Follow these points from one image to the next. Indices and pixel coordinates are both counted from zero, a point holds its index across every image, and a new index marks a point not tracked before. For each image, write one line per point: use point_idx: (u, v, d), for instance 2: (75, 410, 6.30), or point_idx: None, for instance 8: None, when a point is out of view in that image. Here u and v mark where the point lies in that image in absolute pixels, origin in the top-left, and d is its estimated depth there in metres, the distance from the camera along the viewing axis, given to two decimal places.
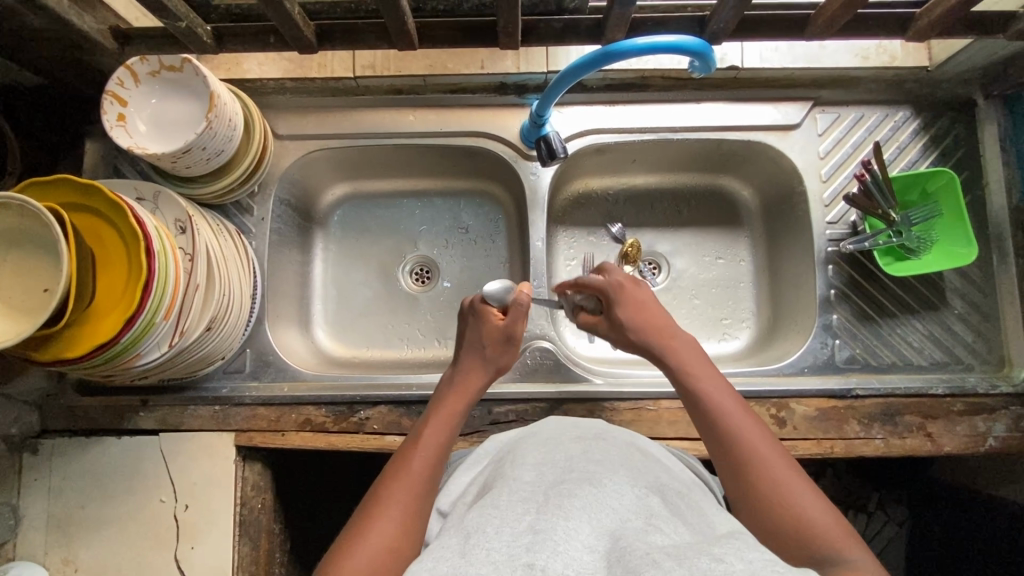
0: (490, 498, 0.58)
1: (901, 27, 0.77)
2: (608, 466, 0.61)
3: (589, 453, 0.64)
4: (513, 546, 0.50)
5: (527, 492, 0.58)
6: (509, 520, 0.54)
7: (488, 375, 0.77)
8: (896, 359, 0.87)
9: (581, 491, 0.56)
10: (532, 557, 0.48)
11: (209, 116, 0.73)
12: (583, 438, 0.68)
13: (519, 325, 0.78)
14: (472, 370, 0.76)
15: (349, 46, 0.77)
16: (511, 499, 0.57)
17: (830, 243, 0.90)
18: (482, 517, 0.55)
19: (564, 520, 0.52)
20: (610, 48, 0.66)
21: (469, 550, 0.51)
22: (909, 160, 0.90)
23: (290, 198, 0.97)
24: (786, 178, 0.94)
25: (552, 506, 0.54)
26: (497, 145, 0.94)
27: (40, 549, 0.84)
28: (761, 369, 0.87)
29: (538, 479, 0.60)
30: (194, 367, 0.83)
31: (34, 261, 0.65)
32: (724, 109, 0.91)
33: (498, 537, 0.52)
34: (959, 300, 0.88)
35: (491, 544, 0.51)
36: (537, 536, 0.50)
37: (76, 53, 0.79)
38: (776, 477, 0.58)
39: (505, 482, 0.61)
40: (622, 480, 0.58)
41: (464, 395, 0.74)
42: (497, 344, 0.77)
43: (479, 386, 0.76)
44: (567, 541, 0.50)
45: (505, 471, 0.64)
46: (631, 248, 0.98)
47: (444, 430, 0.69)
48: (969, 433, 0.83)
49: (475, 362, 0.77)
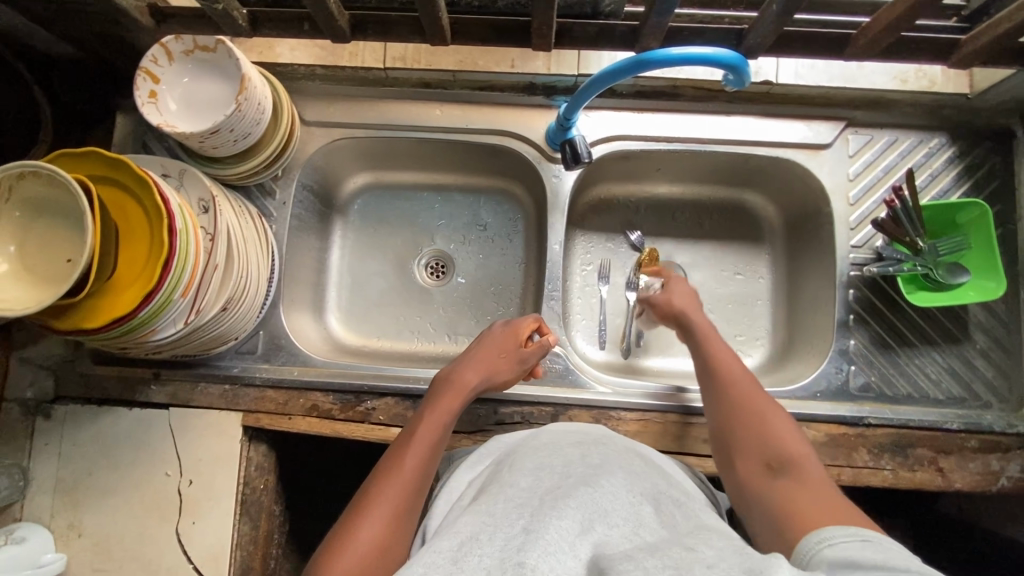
0: (484, 503, 0.59)
1: (945, 53, 0.75)
2: (605, 470, 0.62)
3: (588, 457, 0.65)
4: (504, 550, 0.51)
5: (523, 497, 0.58)
6: (501, 526, 0.54)
7: (488, 379, 0.79)
8: (913, 391, 0.85)
9: (576, 492, 0.57)
10: (522, 558, 0.49)
11: (239, 98, 0.74)
12: (582, 443, 0.69)
13: (535, 359, 0.82)
14: (467, 368, 0.78)
15: (382, 37, 0.77)
16: (505, 505, 0.57)
17: (853, 267, 0.88)
18: (476, 523, 0.55)
19: (555, 520, 0.52)
20: (643, 57, 0.65)
21: (461, 558, 0.51)
22: (941, 189, 0.88)
23: (312, 184, 0.98)
24: (812, 197, 0.93)
25: (547, 508, 0.55)
26: (522, 145, 0.93)
27: (46, 512, 0.85)
28: (773, 390, 0.86)
29: (535, 486, 0.60)
30: (208, 344, 0.84)
31: (59, 231, 0.66)
32: (754, 124, 0.90)
33: (491, 542, 0.52)
34: (982, 335, 0.86)
35: (483, 550, 0.52)
36: (529, 536, 0.51)
37: (113, 28, 0.80)
38: (754, 431, 0.67)
39: (501, 487, 0.62)
40: (619, 483, 0.60)
41: (460, 395, 0.75)
42: (509, 355, 0.81)
43: (476, 386, 0.78)
44: (557, 542, 0.50)
45: (501, 475, 0.65)
46: (648, 257, 0.97)
47: (440, 427, 0.71)
48: (981, 471, 0.81)
49: (483, 362, 0.79)
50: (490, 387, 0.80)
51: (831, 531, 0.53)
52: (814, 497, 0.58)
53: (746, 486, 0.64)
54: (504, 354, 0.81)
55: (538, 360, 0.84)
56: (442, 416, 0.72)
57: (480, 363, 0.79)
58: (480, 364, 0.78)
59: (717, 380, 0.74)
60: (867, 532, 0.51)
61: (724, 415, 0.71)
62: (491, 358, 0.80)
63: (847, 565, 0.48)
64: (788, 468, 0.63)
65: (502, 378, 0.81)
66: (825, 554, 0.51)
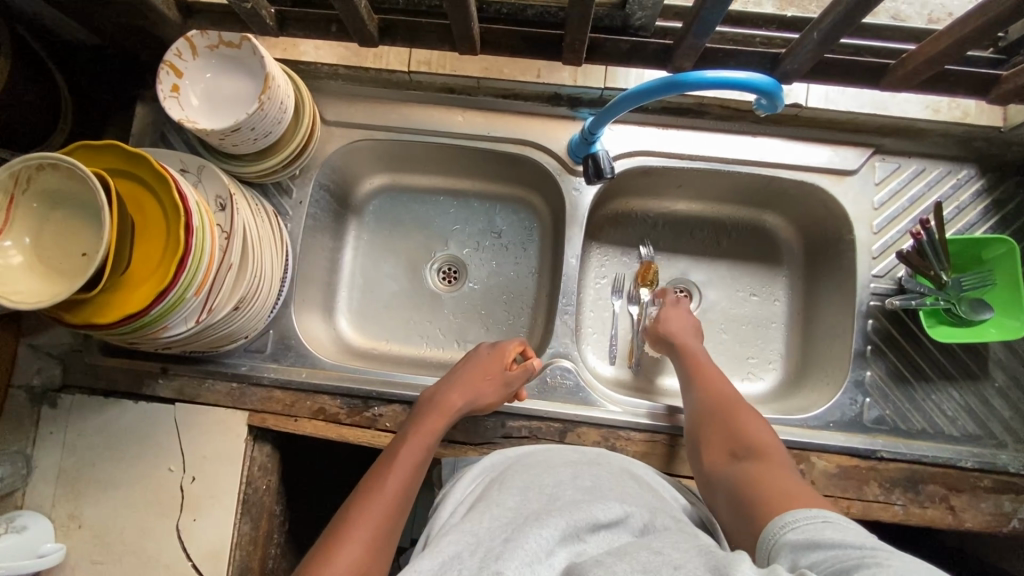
0: (472, 519, 0.60)
1: (984, 87, 0.73)
2: (597, 489, 0.62)
3: (579, 478, 0.65)
4: (483, 560, 0.53)
5: (507, 514, 0.59)
6: (484, 539, 0.56)
7: (473, 402, 0.79)
8: (927, 426, 0.84)
9: (564, 506, 0.58)
10: (501, 566, 0.51)
11: (263, 97, 0.73)
12: (575, 463, 0.69)
13: (519, 382, 0.82)
14: (454, 388, 0.79)
15: (410, 43, 0.76)
16: (491, 521, 0.59)
17: (874, 297, 0.87)
18: (460, 540, 0.57)
19: (537, 530, 0.55)
20: (677, 78, 0.64)
21: (442, 572, 0.53)
22: (967, 222, 0.87)
23: (329, 183, 0.97)
24: (834, 223, 0.91)
25: (530, 522, 0.56)
26: (543, 155, 0.92)
27: (47, 501, 0.85)
28: (786, 418, 0.85)
29: (521, 502, 0.61)
30: (218, 342, 0.83)
31: (74, 225, 0.66)
32: (780, 147, 0.89)
33: (473, 555, 0.54)
34: (1001, 373, 0.84)
35: (463, 563, 0.54)
36: (507, 545, 0.54)
37: (138, 20, 0.79)
38: (728, 427, 0.71)
39: (491, 503, 0.62)
40: (611, 499, 0.60)
41: (445, 413, 0.77)
42: (494, 378, 0.81)
43: (461, 409, 0.78)
44: (534, 552, 0.53)
45: (491, 493, 0.65)
46: (649, 271, 0.98)
47: (421, 451, 0.72)
48: (994, 511, 0.80)
49: (467, 385, 0.79)
50: (474, 410, 0.80)
51: (794, 514, 0.54)
52: (776, 478, 0.62)
53: (716, 476, 0.68)
54: (489, 376, 0.81)
55: (523, 384, 0.84)
56: (424, 439, 0.73)
57: (464, 386, 0.79)
58: (466, 386, 0.79)
59: (699, 384, 0.79)
60: (828, 515, 0.53)
61: (701, 415, 0.75)
62: (475, 381, 0.80)
63: (808, 546, 0.50)
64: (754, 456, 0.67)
65: (485, 402, 0.80)
66: (787, 537, 0.53)
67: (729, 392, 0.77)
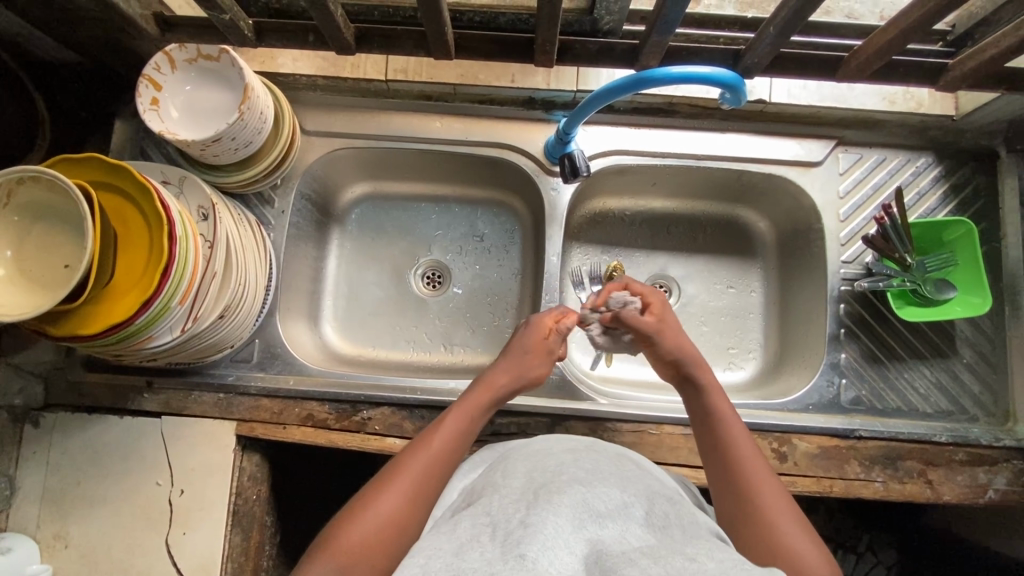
0: (483, 505, 0.59)
1: (932, 76, 0.78)
2: (598, 473, 0.63)
3: (580, 462, 0.65)
4: (504, 544, 0.51)
5: (517, 493, 0.59)
6: (500, 522, 0.55)
7: (519, 380, 0.78)
8: (902, 404, 0.87)
9: (573, 491, 0.57)
10: (523, 549, 0.49)
11: (243, 107, 0.74)
12: (575, 449, 0.70)
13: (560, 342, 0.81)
14: (501, 369, 0.77)
15: (387, 50, 0.78)
16: (501, 501, 0.58)
17: (844, 282, 0.90)
18: (475, 525, 0.56)
19: (553, 516, 0.53)
20: (644, 74, 0.67)
21: (462, 551, 0.52)
22: (928, 207, 0.91)
23: (311, 193, 0.98)
24: (803, 214, 0.95)
25: (542, 502, 0.55)
26: (519, 157, 0.95)
27: (33, 523, 0.84)
28: (766, 402, 0.87)
29: (528, 483, 0.60)
30: (202, 353, 0.84)
31: (57, 238, 0.66)
32: (748, 142, 0.92)
33: (492, 539, 0.53)
34: (968, 350, 0.88)
35: (483, 546, 0.52)
36: (527, 529, 0.52)
37: (117, 35, 0.80)
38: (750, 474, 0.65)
39: (495, 489, 0.61)
40: (611, 486, 0.60)
41: (490, 391, 0.75)
42: (540, 351, 0.80)
43: (507, 390, 0.76)
44: (554, 536, 0.51)
45: (495, 479, 0.64)
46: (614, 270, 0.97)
47: (466, 424, 0.71)
48: (969, 483, 0.83)
49: (513, 363, 0.78)
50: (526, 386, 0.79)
51: None
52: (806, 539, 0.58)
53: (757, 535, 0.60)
54: (536, 352, 0.79)
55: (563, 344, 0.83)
56: (468, 412, 0.72)
57: (511, 365, 0.77)
58: (515, 361, 0.78)
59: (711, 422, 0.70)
60: None
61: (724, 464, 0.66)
62: (522, 359, 0.78)
63: None
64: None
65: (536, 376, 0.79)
66: None
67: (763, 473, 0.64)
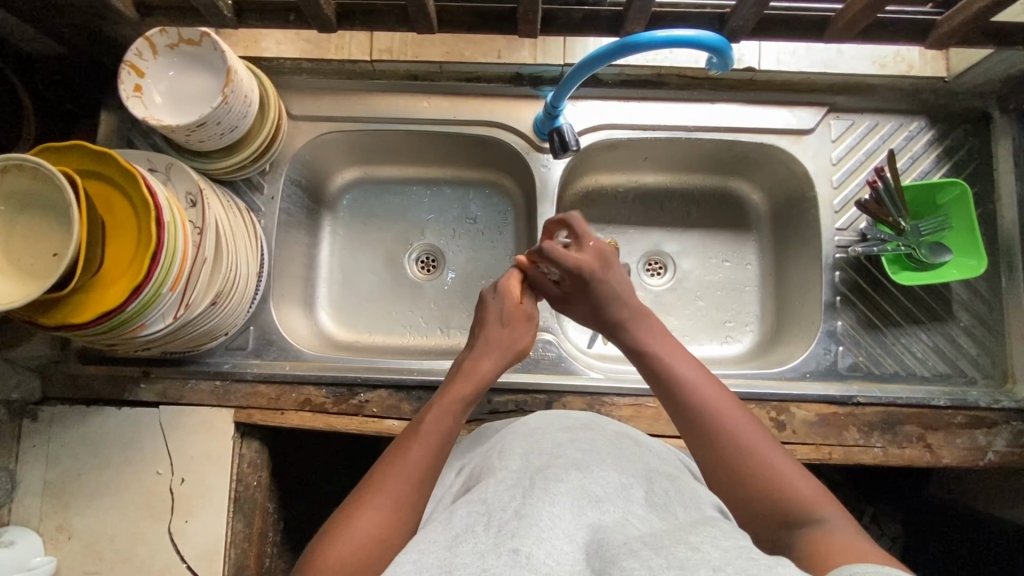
0: (478, 490, 0.57)
1: (921, 33, 0.77)
2: (595, 454, 0.60)
3: (576, 441, 0.63)
4: (498, 535, 0.49)
5: (513, 479, 0.56)
6: (494, 510, 0.52)
7: (501, 363, 0.76)
8: (900, 369, 0.87)
9: (568, 475, 0.55)
10: (517, 544, 0.47)
11: (225, 90, 0.73)
12: (571, 428, 0.67)
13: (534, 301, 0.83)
14: (485, 355, 0.75)
15: (369, 26, 0.78)
16: (496, 489, 0.55)
17: (839, 250, 0.90)
18: (470, 515, 0.53)
19: (548, 506, 0.51)
20: (628, 40, 0.66)
21: (456, 545, 0.49)
22: (922, 171, 0.90)
23: (301, 179, 0.98)
24: (796, 183, 0.94)
25: (538, 491, 0.53)
26: (509, 135, 0.94)
27: (35, 515, 0.84)
28: (764, 372, 0.87)
29: (524, 465, 0.59)
30: (196, 340, 0.83)
31: (42, 230, 0.66)
32: (740, 111, 0.91)
33: (486, 529, 0.50)
34: (965, 313, 0.87)
35: (477, 536, 0.50)
36: (522, 521, 0.49)
37: (97, 22, 0.79)
38: (723, 421, 0.60)
39: (491, 474, 0.59)
40: (609, 468, 0.58)
41: (475, 379, 0.72)
42: (517, 322, 0.79)
43: (491, 375, 0.74)
44: (551, 528, 0.49)
45: (492, 463, 0.62)
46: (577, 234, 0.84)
47: (448, 417, 0.67)
48: (969, 446, 0.83)
49: (492, 347, 0.76)
50: (509, 361, 0.78)
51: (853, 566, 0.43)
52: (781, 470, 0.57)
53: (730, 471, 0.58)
54: (513, 325, 0.79)
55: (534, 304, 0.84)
56: (451, 405, 0.68)
57: (489, 352, 0.76)
58: (489, 351, 0.76)
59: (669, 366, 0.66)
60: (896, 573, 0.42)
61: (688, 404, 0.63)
62: (498, 341, 0.77)
63: None
64: (799, 515, 0.54)
65: (519, 346, 0.79)
66: None
67: (744, 425, 0.60)
